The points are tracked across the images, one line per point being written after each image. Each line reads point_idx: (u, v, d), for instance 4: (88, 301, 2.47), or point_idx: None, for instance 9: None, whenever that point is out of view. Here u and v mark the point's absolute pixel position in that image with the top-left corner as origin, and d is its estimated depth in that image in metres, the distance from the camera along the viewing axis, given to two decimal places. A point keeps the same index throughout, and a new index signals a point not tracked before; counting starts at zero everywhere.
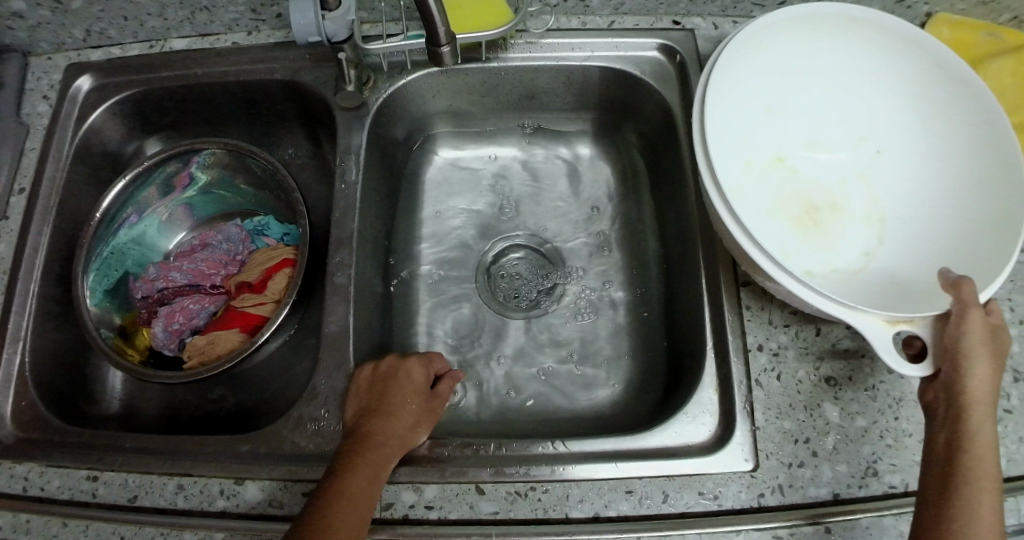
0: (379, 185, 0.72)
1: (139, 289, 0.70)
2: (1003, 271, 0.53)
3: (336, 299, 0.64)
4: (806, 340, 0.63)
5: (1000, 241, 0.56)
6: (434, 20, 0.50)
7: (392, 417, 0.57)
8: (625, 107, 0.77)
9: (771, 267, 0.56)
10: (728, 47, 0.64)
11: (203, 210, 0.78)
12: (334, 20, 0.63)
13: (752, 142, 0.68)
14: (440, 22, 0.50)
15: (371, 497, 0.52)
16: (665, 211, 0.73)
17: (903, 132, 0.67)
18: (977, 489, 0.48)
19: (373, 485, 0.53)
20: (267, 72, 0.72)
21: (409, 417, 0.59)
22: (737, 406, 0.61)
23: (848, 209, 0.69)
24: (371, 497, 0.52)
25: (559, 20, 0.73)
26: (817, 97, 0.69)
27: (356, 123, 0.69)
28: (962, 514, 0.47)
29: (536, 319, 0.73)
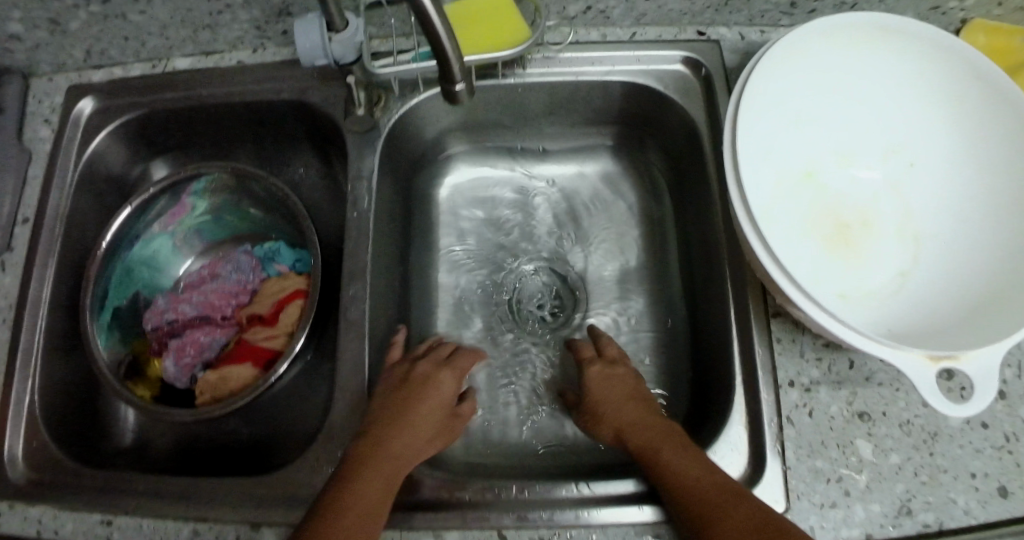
0: (392, 208, 0.69)
1: (149, 320, 0.68)
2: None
3: (350, 334, 0.61)
4: (838, 374, 0.61)
5: None
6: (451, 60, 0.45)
7: (411, 432, 0.55)
8: (647, 123, 0.74)
9: (813, 308, 0.53)
10: (760, 61, 0.59)
11: (212, 234, 0.76)
12: (340, 43, 0.60)
13: (782, 157, 0.63)
14: (456, 61, 0.45)
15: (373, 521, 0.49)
16: (690, 231, 0.70)
17: (938, 146, 0.62)
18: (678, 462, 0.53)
19: (382, 486, 0.51)
20: (273, 92, 0.69)
21: (428, 428, 0.57)
22: (767, 444, 0.58)
23: (881, 226, 0.64)
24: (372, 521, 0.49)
25: (578, 33, 0.69)
26: (847, 108, 0.65)
27: (367, 146, 0.66)
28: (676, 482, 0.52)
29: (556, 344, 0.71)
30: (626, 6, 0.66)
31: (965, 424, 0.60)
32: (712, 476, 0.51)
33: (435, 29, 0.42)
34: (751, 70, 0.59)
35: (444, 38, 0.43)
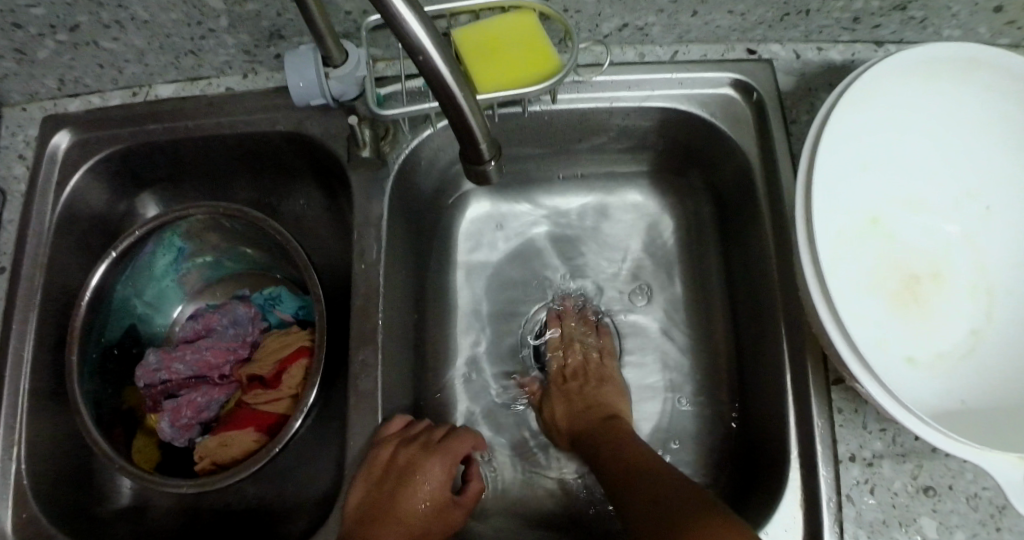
0: (404, 251, 0.63)
1: (139, 378, 0.62)
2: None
3: (361, 406, 0.55)
4: (902, 446, 0.55)
5: None
6: (474, 129, 0.38)
7: (394, 534, 0.50)
8: (689, 152, 0.66)
9: (888, 402, 0.47)
10: (831, 109, 0.52)
11: (208, 274, 0.71)
12: (339, 79, 0.53)
13: (845, 206, 0.55)
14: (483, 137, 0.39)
15: None
16: (737, 269, 0.65)
17: (1019, 190, 0.55)
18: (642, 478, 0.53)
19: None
20: (268, 124, 0.62)
21: (416, 526, 0.52)
22: (826, 527, 0.52)
23: (953, 279, 0.57)
24: None
25: (613, 52, 0.62)
26: (919, 146, 0.56)
27: (375, 188, 0.59)
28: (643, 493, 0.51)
29: None
30: (666, 23, 0.58)
31: None
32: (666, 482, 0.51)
33: (458, 105, 0.36)
34: (823, 116, 0.52)
35: (468, 114, 0.37)
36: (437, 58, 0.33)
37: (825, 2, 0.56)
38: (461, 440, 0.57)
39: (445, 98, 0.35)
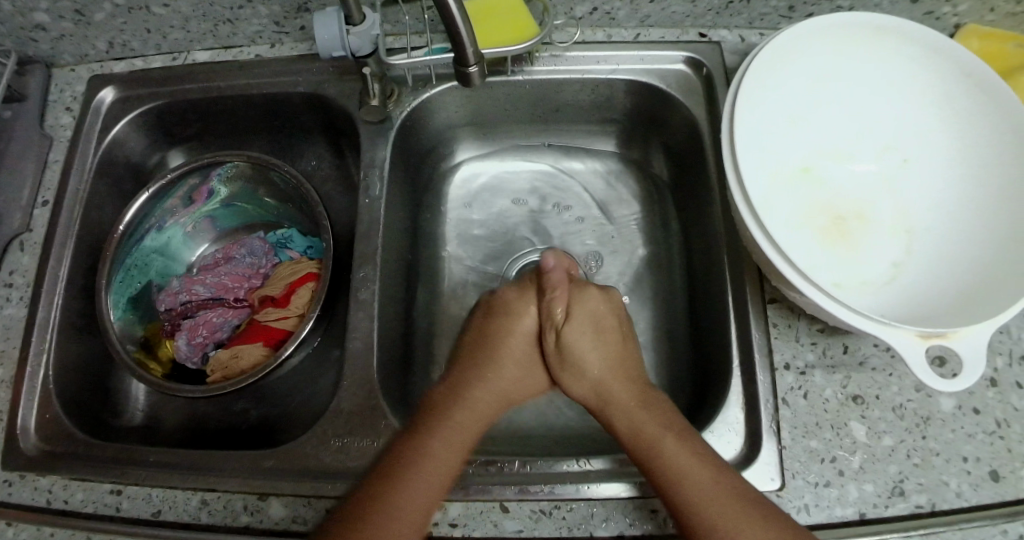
0: (401, 198, 0.70)
1: (163, 302, 0.70)
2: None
3: (361, 314, 0.63)
4: (833, 358, 0.63)
5: None
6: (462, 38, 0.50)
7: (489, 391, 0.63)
8: (653, 120, 0.73)
9: (820, 297, 0.56)
10: (753, 62, 0.62)
11: (225, 222, 0.78)
12: (358, 35, 0.63)
13: (779, 152, 0.65)
14: (471, 44, 0.51)
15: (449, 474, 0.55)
16: (690, 221, 0.71)
17: (929, 142, 0.65)
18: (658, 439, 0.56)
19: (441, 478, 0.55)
20: (291, 85, 0.71)
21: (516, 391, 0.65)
22: (764, 425, 0.60)
23: (876, 221, 0.66)
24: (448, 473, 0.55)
25: (584, 33, 0.71)
26: (841, 107, 0.67)
27: (378, 136, 0.68)
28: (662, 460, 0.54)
29: None
30: (631, 7, 0.67)
31: (957, 409, 0.64)
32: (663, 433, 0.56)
33: (450, 11, 0.48)
34: (744, 69, 0.62)
35: (458, 21, 0.49)
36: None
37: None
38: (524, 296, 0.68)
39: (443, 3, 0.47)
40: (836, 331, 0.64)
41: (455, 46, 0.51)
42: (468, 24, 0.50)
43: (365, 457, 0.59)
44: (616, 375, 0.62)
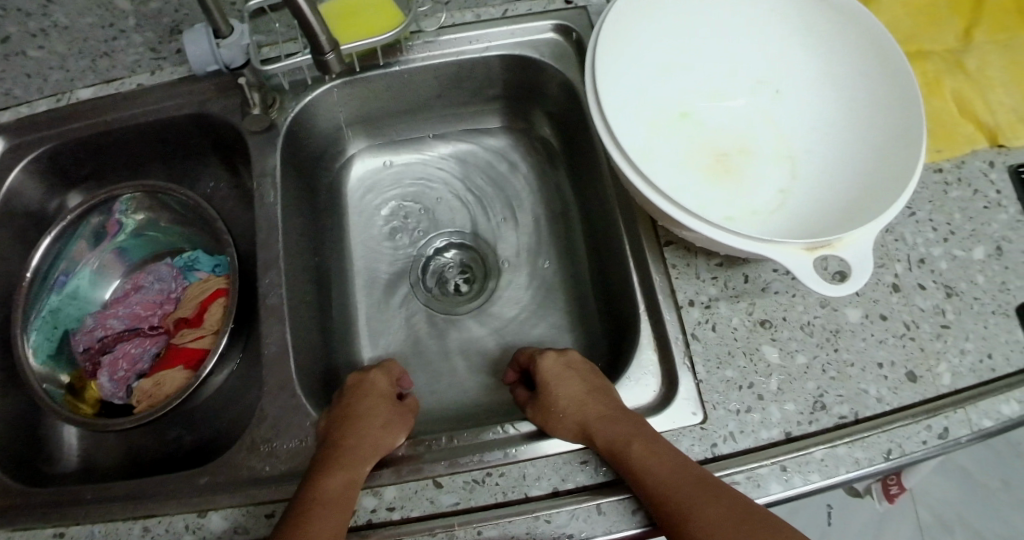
0: (301, 204, 0.69)
1: (80, 342, 0.70)
2: (911, 178, 0.56)
3: (272, 319, 0.63)
4: (735, 288, 0.64)
5: (909, 146, 0.59)
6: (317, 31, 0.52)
7: (362, 425, 0.59)
8: (531, 92, 0.73)
9: (716, 232, 0.56)
10: (607, 17, 0.62)
11: (136, 254, 0.77)
12: (228, 47, 0.63)
13: (653, 101, 0.65)
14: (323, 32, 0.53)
15: (348, 500, 0.53)
16: (581, 182, 0.72)
17: (796, 71, 0.67)
18: (637, 445, 0.56)
19: (337, 522, 0.52)
20: (176, 109, 0.71)
21: (379, 419, 0.60)
22: (677, 362, 0.62)
23: (758, 153, 0.66)
24: (348, 501, 0.53)
25: (453, 16, 0.68)
26: (712, 48, 0.67)
27: (268, 145, 0.66)
28: (638, 469, 0.55)
29: (486, 293, 0.73)
30: None
31: (864, 318, 0.66)
32: (634, 436, 0.56)
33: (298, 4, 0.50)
34: (600, 27, 0.63)
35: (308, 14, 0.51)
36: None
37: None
38: (391, 360, 0.65)
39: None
40: (734, 263, 0.65)
41: (308, 37, 0.53)
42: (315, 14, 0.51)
43: (296, 457, 0.60)
44: (595, 400, 0.59)
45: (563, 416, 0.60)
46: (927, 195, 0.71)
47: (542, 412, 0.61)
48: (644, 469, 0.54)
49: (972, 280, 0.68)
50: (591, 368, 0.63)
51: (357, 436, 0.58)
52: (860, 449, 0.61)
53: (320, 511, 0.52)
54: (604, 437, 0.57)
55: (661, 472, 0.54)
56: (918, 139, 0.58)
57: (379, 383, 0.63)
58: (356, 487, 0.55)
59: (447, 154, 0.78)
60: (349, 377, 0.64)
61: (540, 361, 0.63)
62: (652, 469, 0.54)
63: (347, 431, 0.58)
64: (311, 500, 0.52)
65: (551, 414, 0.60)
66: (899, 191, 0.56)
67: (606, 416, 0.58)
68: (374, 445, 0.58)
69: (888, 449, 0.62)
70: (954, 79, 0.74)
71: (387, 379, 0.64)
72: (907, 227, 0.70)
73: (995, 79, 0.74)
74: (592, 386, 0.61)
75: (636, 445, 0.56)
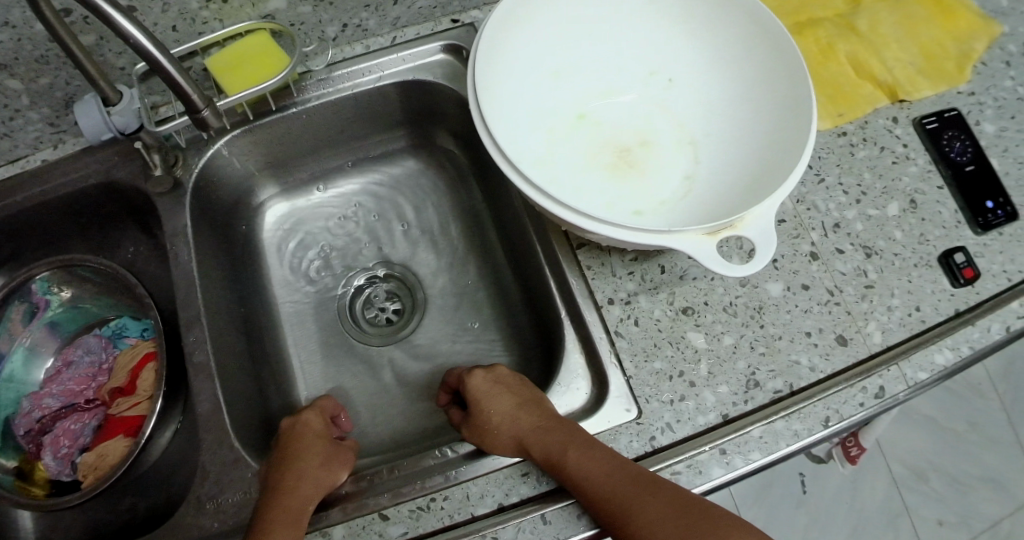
0: (220, 257, 0.69)
1: (20, 426, 0.70)
2: (805, 147, 0.56)
3: (201, 377, 0.62)
4: (653, 280, 0.64)
5: (799, 115, 0.59)
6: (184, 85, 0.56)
7: (300, 466, 0.59)
8: (432, 114, 0.74)
9: (618, 231, 0.55)
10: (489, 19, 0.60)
11: (67, 327, 0.76)
12: (120, 113, 0.62)
13: (548, 109, 0.66)
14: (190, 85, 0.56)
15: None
16: (495, 196, 0.73)
17: (683, 56, 0.67)
18: (572, 452, 0.56)
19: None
20: (82, 180, 0.70)
21: (317, 458, 0.60)
22: (605, 362, 0.62)
23: (658, 143, 0.67)
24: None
25: (341, 51, 0.69)
26: (598, 46, 0.67)
27: (176, 203, 0.66)
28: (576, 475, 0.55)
29: (415, 319, 0.74)
30: (377, 14, 0.66)
31: (786, 290, 0.66)
32: (568, 443, 0.57)
33: (165, 67, 0.53)
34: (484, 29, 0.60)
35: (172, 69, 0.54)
36: (135, 31, 0.50)
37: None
38: (323, 398, 0.65)
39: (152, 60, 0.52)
40: (649, 255, 0.66)
41: (182, 98, 0.57)
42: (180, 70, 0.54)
43: (241, 511, 0.60)
44: (526, 413, 0.60)
45: (499, 433, 0.60)
46: (835, 158, 0.72)
47: (477, 431, 0.61)
48: (582, 475, 0.55)
49: (890, 237, 0.69)
50: (519, 379, 0.63)
51: (296, 478, 0.58)
52: (797, 421, 0.62)
53: None
54: (540, 449, 0.57)
55: (597, 476, 0.54)
56: (807, 107, 0.58)
57: (315, 423, 0.64)
58: (299, 529, 0.55)
59: (363, 185, 0.78)
60: (285, 421, 0.64)
61: (470, 381, 0.63)
62: (589, 473, 0.55)
63: (287, 474, 0.58)
64: None
65: (485, 433, 0.60)
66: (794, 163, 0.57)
67: (540, 428, 0.58)
68: (314, 485, 0.58)
69: (826, 417, 0.63)
70: (848, 44, 0.75)
71: (323, 418, 0.64)
72: (818, 195, 0.70)
73: (887, 37, 0.75)
74: (522, 399, 0.61)
75: (572, 452, 0.56)
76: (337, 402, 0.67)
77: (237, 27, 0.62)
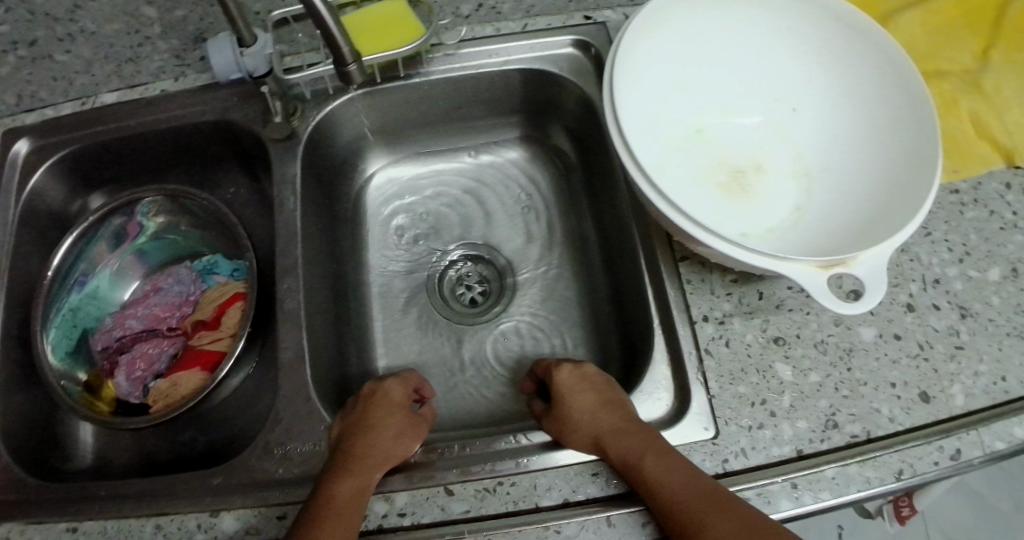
0: (320, 213, 0.70)
1: (99, 341, 0.71)
2: (927, 196, 0.55)
3: (288, 325, 0.63)
4: (749, 305, 0.64)
5: (923, 163, 0.57)
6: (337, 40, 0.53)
7: (375, 434, 0.59)
8: (550, 105, 0.75)
9: (728, 249, 0.56)
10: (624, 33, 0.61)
11: (155, 257, 0.78)
12: (251, 56, 0.62)
13: (669, 119, 0.66)
14: (344, 42, 0.54)
15: (358, 508, 0.54)
16: (599, 197, 0.73)
17: (813, 88, 0.67)
18: (650, 459, 0.55)
19: (350, 524, 0.53)
20: (197, 115, 0.71)
21: (392, 428, 0.61)
22: (690, 378, 0.62)
23: (773, 170, 0.67)
24: (358, 509, 0.54)
25: (473, 29, 0.69)
26: (728, 65, 0.68)
27: (288, 153, 0.67)
28: (652, 483, 0.54)
29: (501, 305, 0.74)
30: None
31: (878, 337, 0.65)
32: (647, 450, 0.55)
33: (321, 16, 0.51)
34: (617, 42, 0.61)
35: (326, 19, 0.52)
36: (327, 15, 0.51)
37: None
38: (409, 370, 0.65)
39: (329, 38, 0.53)
40: (749, 280, 0.65)
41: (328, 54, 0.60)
42: (350, 45, 0.55)
43: (308, 462, 0.60)
44: (608, 413, 0.59)
45: (577, 428, 0.59)
46: (943, 214, 0.71)
47: (557, 422, 0.61)
48: (659, 482, 0.53)
49: (987, 302, 0.67)
50: (605, 379, 0.63)
51: (370, 445, 0.58)
52: (871, 468, 0.60)
53: (331, 518, 0.52)
54: (615, 450, 0.57)
55: (674, 485, 0.53)
56: (933, 157, 0.56)
57: (395, 394, 0.64)
58: (365, 494, 0.55)
59: (469, 165, 0.79)
60: (367, 384, 0.65)
61: (556, 373, 0.63)
62: (666, 482, 0.53)
63: (361, 440, 0.58)
64: (324, 507, 0.53)
65: (563, 425, 0.60)
66: (913, 211, 0.55)
67: (620, 429, 0.58)
68: (384, 454, 0.58)
69: (900, 470, 0.60)
70: (971, 100, 0.73)
71: (405, 390, 0.65)
72: (922, 246, 0.69)
73: (1010, 100, 0.72)
74: (606, 400, 0.60)
75: (650, 459, 0.55)
76: (420, 378, 0.67)
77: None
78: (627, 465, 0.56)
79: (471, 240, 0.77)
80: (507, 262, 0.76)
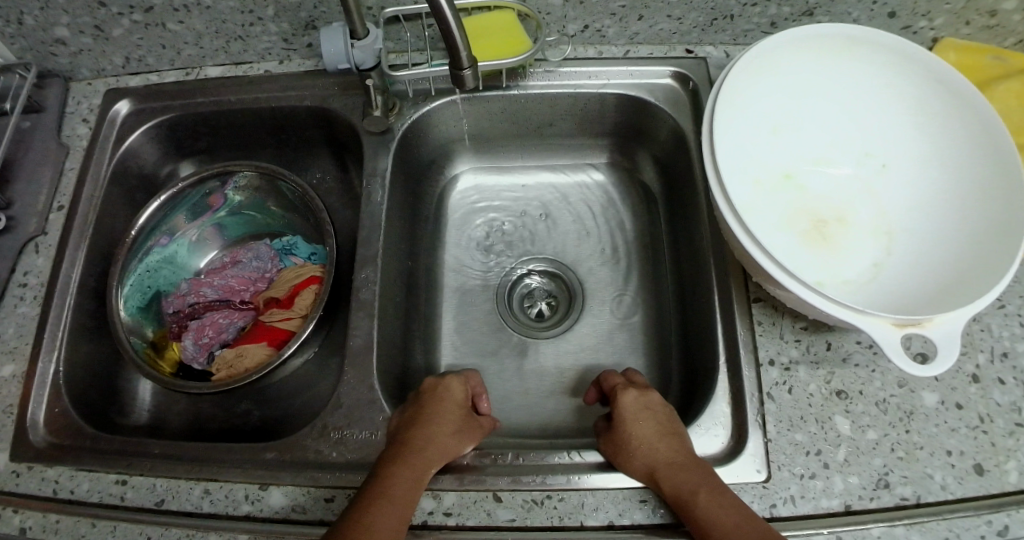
0: (401, 208, 0.72)
1: (172, 304, 0.74)
2: (1009, 269, 0.53)
3: (361, 313, 0.65)
4: (816, 354, 0.65)
5: (1007, 237, 0.56)
6: (460, 46, 0.55)
7: (432, 429, 0.60)
8: (639, 133, 0.76)
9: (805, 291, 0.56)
10: (725, 76, 0.63)
11: (233, 231, 0.80)
12: (362, 49, 0.64)
13: (758, 160, 0.67)
14: (465, 49, 0.56)
15: (412, 501, 0.55)
16: (679, 229, 0.74)
17: (906, 149, 0.66)
18: (704, 498, 0.55)
19: (405, 513, 0.54)
20: (297, 99, 0.74)
21: (451, 425, 0.61)
22: (748, 418, 0.62)
23: (856, 224, 0.67)
24: (412, 501, 0.55)
25: (576, 49, 0.71)
26: (824, 115, 0.69)
27: (381, 146, 0.70)
28: (701, 521, 0.54)
29: (569, 322, 0.75)
30: (620, 25, 0.68)
31: (940, 404, 0.64)
32: (701, 489, 0.56)
33: (446, 19, 0.53)
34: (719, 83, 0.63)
35: (449, 17, 0.53)
36: (451, 18, 0.53)
37: (746, 8, 0.67)
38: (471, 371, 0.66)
39: (449, 41, 0.55)
40: (819, 329, 0.66)
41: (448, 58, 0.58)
42: (469, 50, 0.57)
43: (363, 449, 0.61)
44: (668, 444, 0.59)
45: (634, 454, 0.60)
46: (1019, 289, 0.70)
47: (612, 443, 0.62)
48: (709, 522, 0.54)
49: None
50: (669, 410, 0.63)
51: (428, 440, 0.59)
52: (917, 533, 0.59)
53: (383, 506, 0.53)
54: (670, 481, 0.57)
55: (724, 527, 0.53)
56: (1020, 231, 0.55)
57: (456, 394, 0.64)
58: (419, 488, 0.56)
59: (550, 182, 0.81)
60: (429, 380, 0.66)
61: (620, 396, 0.64)
62: (715, 523, 0.53)
63: (419, 434, 0.59)
64: (377, 496, 0.54)
65: (620, 448, 0.61)
66: (992, 283, 0.54)
67: (677, 463, 0.58)
68: (441, 451, 0.59)
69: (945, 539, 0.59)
70: None
71: (466, 391, 0.65)
72: (994, 318, 0.68)
73: None
74: (668, 431, 0.61)
75: (704, 498, 0.55)
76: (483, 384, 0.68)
77: (491, 0, 0.64)
78: (678, 499, 0.56)
79: (544, 256, 0.78)
80: (579, 281, 0.77)
